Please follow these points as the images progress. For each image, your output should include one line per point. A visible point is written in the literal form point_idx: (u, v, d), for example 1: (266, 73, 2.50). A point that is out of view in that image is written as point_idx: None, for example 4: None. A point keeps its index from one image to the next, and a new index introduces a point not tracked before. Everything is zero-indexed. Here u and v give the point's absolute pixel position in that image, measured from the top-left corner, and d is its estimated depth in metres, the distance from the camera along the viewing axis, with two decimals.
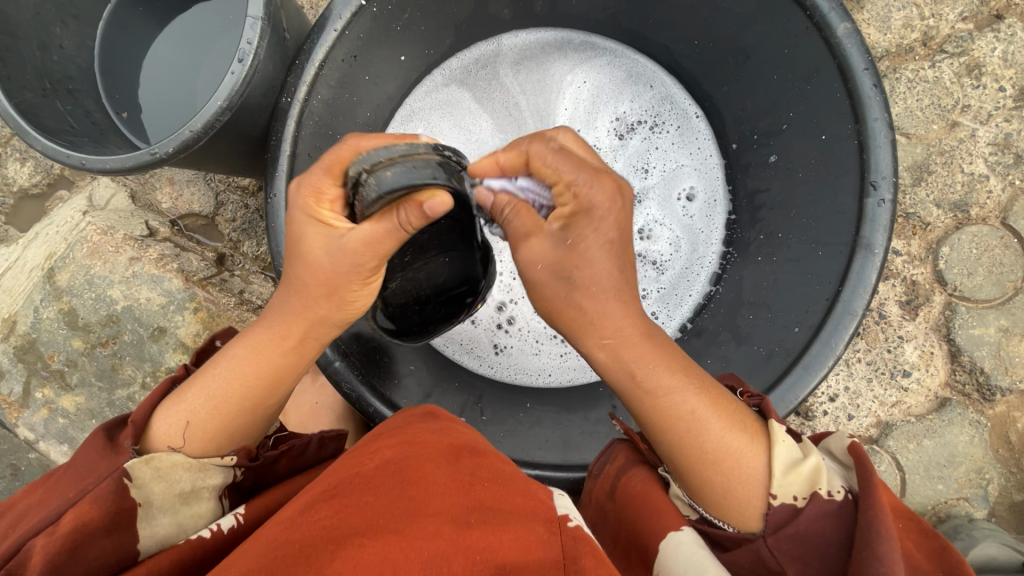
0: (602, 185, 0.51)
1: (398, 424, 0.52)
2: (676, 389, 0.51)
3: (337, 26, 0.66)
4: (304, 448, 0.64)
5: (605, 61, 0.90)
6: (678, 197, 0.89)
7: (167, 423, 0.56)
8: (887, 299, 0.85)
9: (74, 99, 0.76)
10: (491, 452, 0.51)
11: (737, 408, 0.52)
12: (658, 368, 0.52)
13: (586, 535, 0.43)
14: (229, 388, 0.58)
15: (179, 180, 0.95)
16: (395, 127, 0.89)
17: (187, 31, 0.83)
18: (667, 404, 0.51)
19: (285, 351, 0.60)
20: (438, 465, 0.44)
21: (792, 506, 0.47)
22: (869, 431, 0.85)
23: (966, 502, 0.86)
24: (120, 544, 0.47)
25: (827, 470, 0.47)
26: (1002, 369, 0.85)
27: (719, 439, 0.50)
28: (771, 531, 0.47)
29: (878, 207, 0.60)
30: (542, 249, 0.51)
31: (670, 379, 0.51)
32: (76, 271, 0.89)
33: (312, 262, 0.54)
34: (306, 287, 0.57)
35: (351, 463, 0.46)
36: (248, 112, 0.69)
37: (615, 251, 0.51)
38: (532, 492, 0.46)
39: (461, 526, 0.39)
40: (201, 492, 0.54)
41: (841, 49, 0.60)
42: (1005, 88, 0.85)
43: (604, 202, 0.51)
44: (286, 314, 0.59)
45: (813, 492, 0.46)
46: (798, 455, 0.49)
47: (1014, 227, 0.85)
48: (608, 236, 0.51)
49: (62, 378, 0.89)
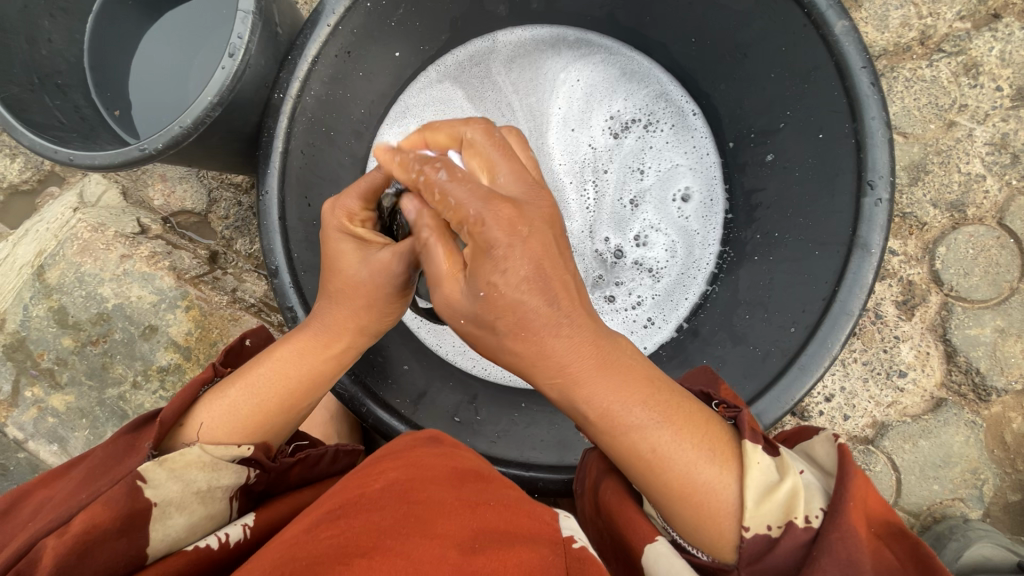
0: (501, 217, 0.42)
1: (400, 446, 0.51)
2: (638, 422, 0.47)
3: (330, 21, 0.66)
4: (319, 459, 0.63)
5: (599, 59, 0.89)
6: (673, 199, 0.88)
7: (206, 416, 0.57)
8: (883, 299, 0.85)
9: (63, 94, 0.75)
10: (497, 478, 0.50)
11: (708, 434, 0.49)
12: (618, 399, 0.47)
13: (591, 556, 0.42)
14: (271, 388, 0.59)
15: (171, 177, 0.93)
16: (388, 125, 0.88)
17: (178, 26, 0.82)
18: (631, 441, 0.48)
19: (320, 362, 0.60)
20: (444, 487, 0.44)
21: (768, 536, 0.46)
22: (864, 431, 0.85)
23: (961, 503, 0.86)
24: (131, 546, 0.47)
25: (805, 493, 0.45)
26: (998, 369, 0.84)
27: (688, 474, 0.47)
28: (745, 564, 0.46)
29: (875, 206, 0.60)
30: (457, 297, 0.45)
31: (632, 412, 0.47)
32: (67, 269, 0.88)
33: (347, 274, 0.56)
34: (340, 297, 0.57)
35: (356, 483, 0.45)
36: (240, 108, 0.68)
37: (538, 289, 0.43)
38: (537, 514, 0.46)
39: (466, 550, 0.38)
40: (215, 491, 0.54)
41: (838, 47, 0.60)
42: (1003, 88, 0.85)
43: (503, 240, 0.42)
44: (329, 323, 0.59)
45: (790, 521, 0.45)
46: (773, 478, 0.47)
47: (1011, 227, 0.84)
48: (522, 273, 0.42)
49: (52, 377, 0.88)
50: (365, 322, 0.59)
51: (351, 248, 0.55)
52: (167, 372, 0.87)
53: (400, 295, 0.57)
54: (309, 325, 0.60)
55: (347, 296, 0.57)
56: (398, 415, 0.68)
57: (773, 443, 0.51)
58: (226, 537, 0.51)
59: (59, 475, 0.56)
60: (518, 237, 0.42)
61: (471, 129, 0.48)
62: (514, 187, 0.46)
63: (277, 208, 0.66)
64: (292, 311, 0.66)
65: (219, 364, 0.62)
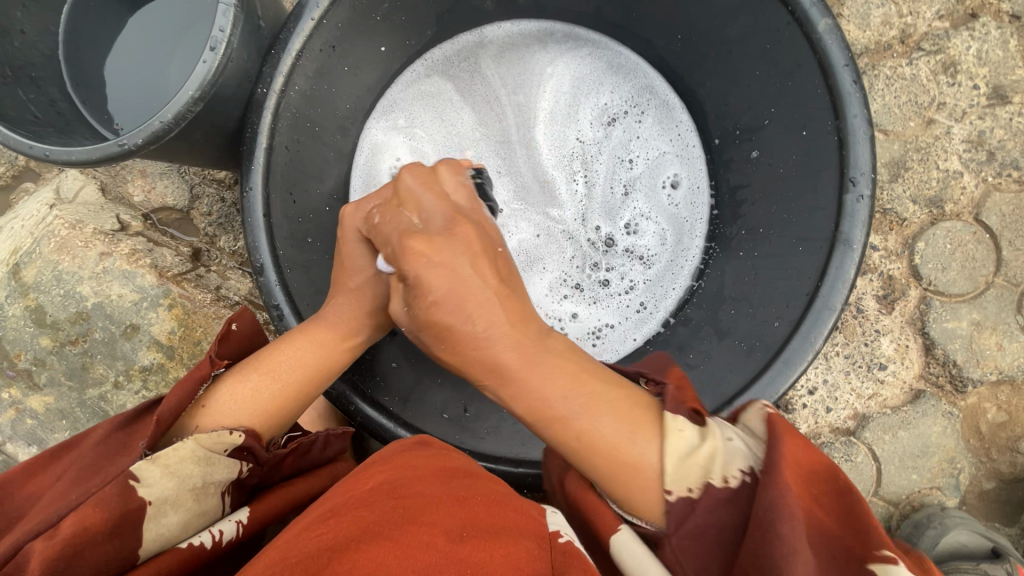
0: (411, 249, 0.55)
1: (390, 452, 0.52)
2: (563, 413, 0.50)
3: (314, 15, 0.65)
4: (311, 446, 0.63)
5: (586, 53, 0.89)
6: (662, 186, 0.89)
7: (227, 398, 0.59)
8: (864, 294, 0.87)
9: (37, 87, 0.73)
10: (484, 475, 0.51)
11: (632, 412, 0.49)
12: (541, 390, 0.50)
13: (577, 549, 0.43)
14: (293, 372, 0.61)
15: (152, 172, 0.92)
16: (375, 118, 0.87)
17: (155, 19, 0.80)
18: (556, 430, 0.50)
19: (339, 349, 0.64)
20: (432, 484, 0.45)
21: (688, 498, 0.44)
22: (846, 423, 0.87)
23: (939, 492, 0.88)
24: (124, 548, 0.46)
25: (723, 452, 0.44)
26: (974, 361, 0.86)
27: (614, 451, 0.47)
28: (674, 529, 0.44)
29: (857, 202, 0.61)
30: (400, 311, 0.57)
31: (553, 403, 0.50)
32: (43, 267, 0.86)
33: (371, 274, 0.63)
34: (359, 295, 0.64)
35: (346, 488, 0.46)
36: (223, 103, 0.67)
37: (449, 304, 0.52)
38: (522, 509, 0.46)
39: (455, 538, 0.38)
40: (209, 487, 0.52)
41: (821, 44, 0.60)
42: (979, 87, 0.86)
43: (417, 269, 0.54)
44: (346, 315, 0.64)
45: (707, 482, 0.44)
46: (694, 442, 0.46)
47: (986, 222, 0.86)
48: (432, 295, 0.52)
49: (30, 378, 0.86)
50: (383, 313, 0.65)
51: (366, 248, 0.63)
52: (150, 372, 0.85)
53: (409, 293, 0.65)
54: (323, 318, 0.64)
55: (364, 292, 0.64)
56: (386, 412, 0.68)
57: (701, 413, 0.50)
58: (219, 534, 0.52)
59: (46, 464, 0.55)
60: (428, 266, 0.53)
61: (404, 179, 0.62)
62: (436, 214, 0.59)
63: (262, 204, 0.65)
64: (278, 310, 0.66)
65: (215, 355, 0.60)
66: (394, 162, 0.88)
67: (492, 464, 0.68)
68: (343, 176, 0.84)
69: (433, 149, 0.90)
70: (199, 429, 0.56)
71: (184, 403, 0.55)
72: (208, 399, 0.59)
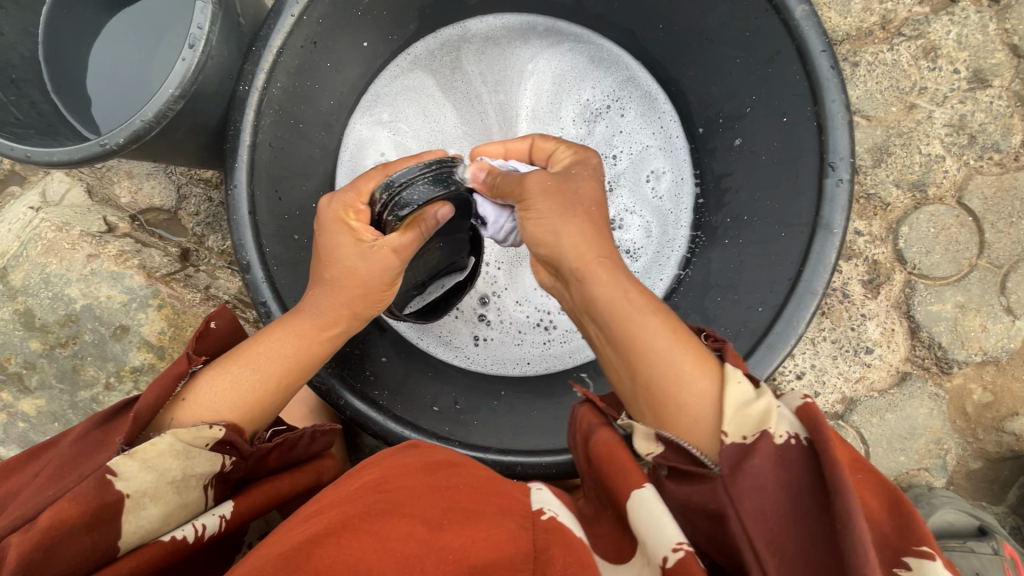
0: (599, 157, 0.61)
1: (381, 453, 0.52)
2: (647, 315, 0.52)
3: (294, 11, 0.65)
4: (297, 441, 0.63)
5: (568, 47, 0.89)
6: (645, 180, 0.90)
7: (207, 393, 0.58)
8: (849, 278, 0.88)
9: (18, 90, 0.73)
10: (466, 464, 0.52)
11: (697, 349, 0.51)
12: (633, 291, 0.53)
13: (559, 524, 0.43)
14: (273, 364, 0.61)
15: (139, 173, 0.92)
16: (360, 114, 0.87)
17: (137, 19, 0.81)
18: (637, 328, 0.51)
19: (319, 342, 0.64)
20: (414, 476, 0.46)
21: (744, 445, 0.43)
22: (835, 407, 0.88)
23: (926, 473, 0.89)
24: (102, 541, 0.46)
25: (780, 413, 0.44)
26: (959, 343, 0.87)
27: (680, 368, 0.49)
28: (728, 471, 0.43)
29: (837, 186, 0.61)
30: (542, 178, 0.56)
31: (639, 306, 0.52)
32: (31, 270, 0.86)
33: (349, 266, 0.62)
34: (336, 285, 0.63)
35: (333, 490, 0.46)
36: (204, 100, 0.67)
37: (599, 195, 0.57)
38: (507, 492, 0.47)
39: (436, 527, 0.39)
40: (190, 480, 0.52)
41: (799, 30, 0.61)
42: (960, 71, 0.87)
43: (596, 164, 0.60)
44: (325, 310, 0.64)
45: (764, 431, 0.43)
46: (750, 396, 0.46)
47: (969, 206, 0.87)
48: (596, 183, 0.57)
49: (21, 381, 0.86)
50: (361, 308, 0.65)
51: (348, 242, 0.61)
52: (141, 373, 0.86)
53: (391, 285, 0.64)
54: (301, 310, 0.64)
55: (343, 285, 0.63)
56: (377, 406, 0.68)
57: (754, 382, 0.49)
58: (202, 529, 0.52)
59: (25, 461, 0.56)
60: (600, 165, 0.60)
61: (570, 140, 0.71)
62: None
63: (246, 202, 0.65)
64: (266, 307, 0.66)
65: (192, 352, 0.60)
66: (378, 156, 0.87)
67: (481, 452, 0.68)
68: (328, 172, 0.84)
69: (416, 146, 0.89)
70: (177, 424, 0.56)
71: (161, 400, 0.55)
72: (188, 394, 0.58)
